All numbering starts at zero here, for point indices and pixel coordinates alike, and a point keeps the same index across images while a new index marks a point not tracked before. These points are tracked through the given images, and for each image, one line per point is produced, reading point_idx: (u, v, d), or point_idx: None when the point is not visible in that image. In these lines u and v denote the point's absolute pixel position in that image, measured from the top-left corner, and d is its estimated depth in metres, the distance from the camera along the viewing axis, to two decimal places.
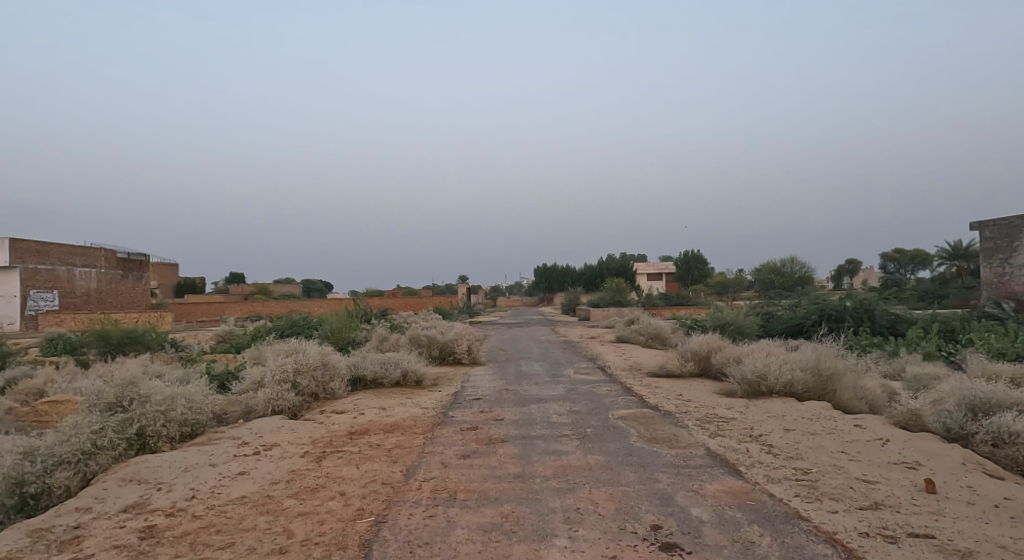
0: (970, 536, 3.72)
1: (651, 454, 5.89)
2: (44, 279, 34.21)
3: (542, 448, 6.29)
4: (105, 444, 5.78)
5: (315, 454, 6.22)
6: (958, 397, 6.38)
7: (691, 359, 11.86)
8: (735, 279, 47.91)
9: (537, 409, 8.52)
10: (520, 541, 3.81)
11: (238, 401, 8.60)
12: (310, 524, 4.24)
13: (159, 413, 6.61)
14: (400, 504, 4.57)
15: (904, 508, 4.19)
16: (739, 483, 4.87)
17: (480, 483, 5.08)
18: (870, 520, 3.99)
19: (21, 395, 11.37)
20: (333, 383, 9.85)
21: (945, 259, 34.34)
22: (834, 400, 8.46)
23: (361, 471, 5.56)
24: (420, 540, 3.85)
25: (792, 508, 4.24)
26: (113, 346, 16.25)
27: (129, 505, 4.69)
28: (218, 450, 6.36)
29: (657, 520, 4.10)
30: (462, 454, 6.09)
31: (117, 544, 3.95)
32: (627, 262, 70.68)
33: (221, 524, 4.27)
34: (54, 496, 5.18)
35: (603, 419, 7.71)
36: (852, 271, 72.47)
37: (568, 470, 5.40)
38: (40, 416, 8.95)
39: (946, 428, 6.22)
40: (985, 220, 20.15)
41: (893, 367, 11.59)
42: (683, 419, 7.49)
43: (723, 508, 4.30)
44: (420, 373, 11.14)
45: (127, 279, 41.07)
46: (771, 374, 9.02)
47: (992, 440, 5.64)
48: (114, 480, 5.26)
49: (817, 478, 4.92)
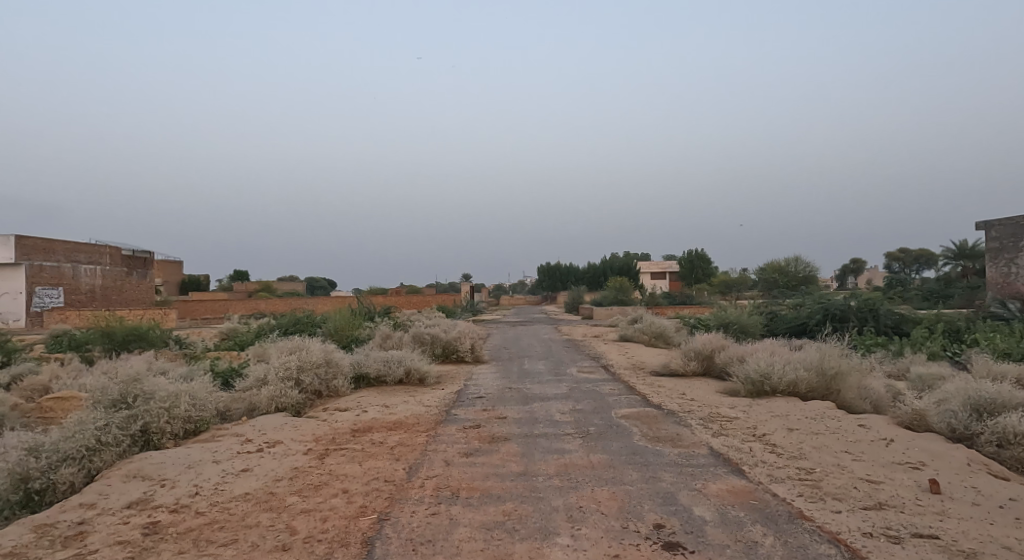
0: (976, 536, 3.71)
1: (653, 453, 5.89)
2: (49, 276, 34.37)
3: (545, 447, 6.28)
4: (110, 441, 5.80)
5: (319, 451, 6.24)
6: (963, 396, 6.35)
7: (694, 359, 11.84)
8: (739, 279, 47.83)
9: (539, 408, 8.49)
10: (522, 540, 3.81)
11: (242, 398, 8.61)
12: (314, 521, 4.24)
13: (164, 409, 6.64)
14: (402, 502, 4.58)
15: (909, 509, 4.18)
16: (741, 483, 4.86)
17: (482, 481, 5.09)
18: (874, 520, 3.98)
19: (26, 391, 11.46)
20: (336, 381, 9.87)
21: (950, 259, 34.17)
22: (838, 401, 8.44)
23: (364, 469, 5.57)
24: (422, 539, 3.86)
25: (795, 508, 4.23)
26: (118, 343, 16.28)
27: (133, 502, 4.72)
28: (222, 447, 6.39)
29: (659, 520, 4.08)
30: (464, 452, 6.09)
31: (121, 540, 3.97)
32: (631, 262, 70.97)
33: (225, 521, 4.29)
34: (60, 492, 5.22)
35: (605, 418, 7.70)
36: (856, 271, 71.97)
37: (571, 469, 5.41)
38: (46, 412, 9.06)
39: (951, 428, 6.19)
40: (992, 220, 20.03)
41: (897, 367, 11.56)
42: (686, 418, 7.46)
43: (727, 507, 4.29)
44: (423, 371, 11.14)
45: (131, 276, 41.25)
46: (774, 373, 8.99)
47: (997, 441, 5.62)
48: (118, 476, 5.28)
49: (821, 478, 4.91)
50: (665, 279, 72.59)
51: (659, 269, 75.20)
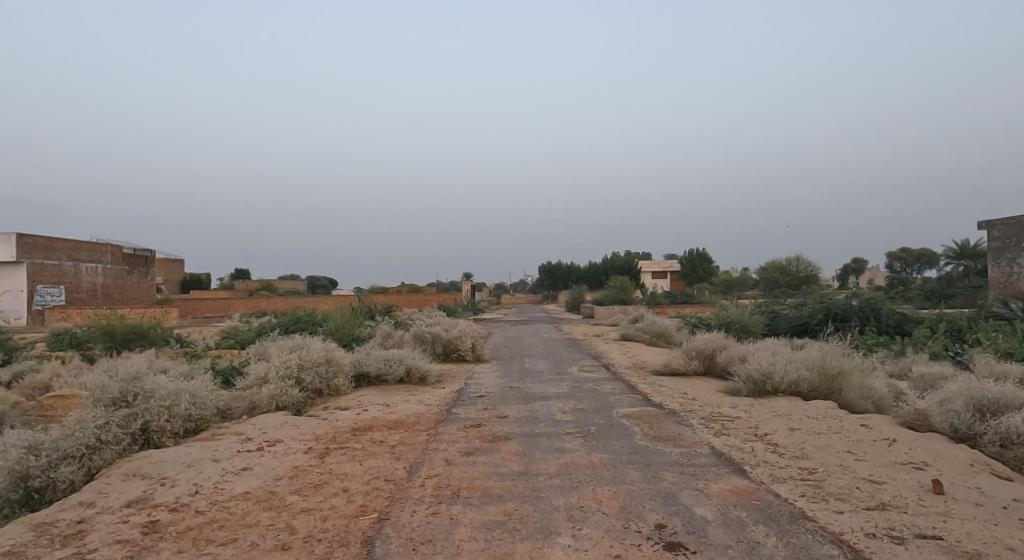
0: (979, 537, 3.68)
1: (654, 453, 5.86)
2: (51, 274, 34.39)
3: (545, 446, 6.26)
4: (109, 440, 5.79)
5: (319, 450, 6.23)
6: (967, 396, 6.31)
7: (696, 358, 11.82)
8: (740, 279, 47.74)
9: (540, 407, 8.45)
10: (524, 540, 3.79)
11: (242, 397, 8.58)
12: (313, 520, 4.22)
13: (163, 408, 6.61)
14: (403, 501, 4.56)
15: (911, 509, 4.15)
16: (743, 483, 4.83)
17: (483, 480, 5.07)
18: (877, 520, 3.95)
19: (27, 390, 11.47)
20: (337, 380, 9.86)
21: (952, 259, 34.07)
22: (839, 400, 8.42)
23: (364, 467, 5.56)
24: (422, 538, 3.84)
25: (797, 508, 4.21)
26: (118, 342, 16.27)
27: (133, 500, 4.70)
28: (222, 446, 6.37)
29: (661, 520, 4.06)
30: (465, 451, 6.08)
31: (120, 540, 3.95)
32: (632, 261, 71.37)
33: (225, 520, 4.27)
34: (59, 490, 5.20)
35: (606, 417, 7.69)
36: (857, 271, 71.79)
37: (572, 468, 5.39)
38: (45, 411, 9.07)
39: (953, 429, 6.16)
40: (994, 219, 20.02)
41: (899, 367, 11.52)
42: (688, 418, 7.44)
43: (728, 507, 4.27)
44: (424, 370, 11.11)
45: (132, 275, 41.24)
46: (776, 373, 8.98)
47: (1000, 441, 5.59)
48: (117, 475, 5.26)
49: (823, 478, 4.88)
50: (665, 279, 72.62)
51: (659, 268, 74.53)
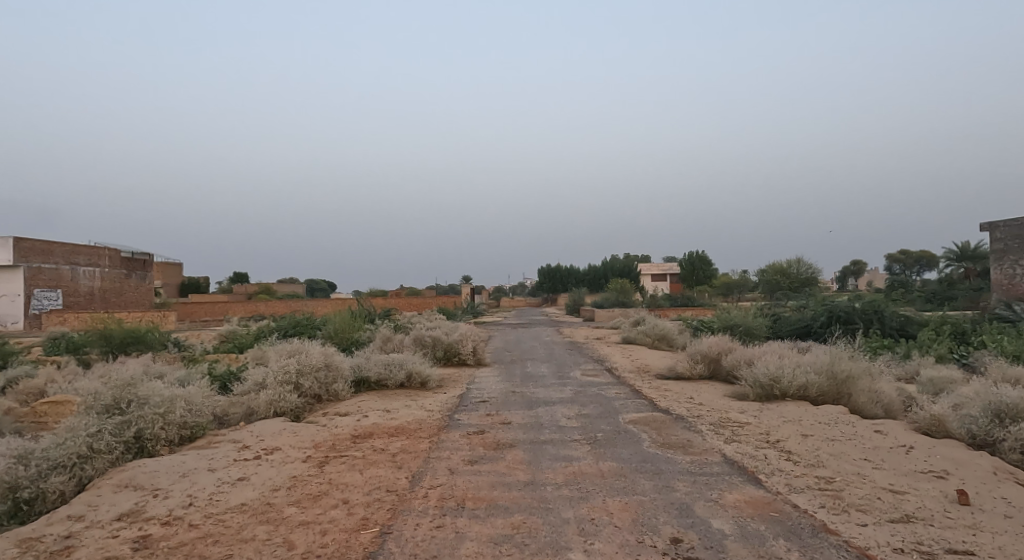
0: (1012, 552, 3.50)
1: (665, 460, 5.68)
2: (47, 278, 34.13)
3: (552, 454, 6.08)
4: (102, 448, 5.60)
5: (318, 459, 6.04)
6: (984, 402, 6.14)
7: (700, 361, 11.64)
8: (740, 280, 47.61)
9: (544, 413, 8.25)
10: (533, 556, 3.60)
11: (239, 403, 8.40)
12: (312, 535, 4.04)
13: (158, 415, 6.41)
14: (406, 514, 4.37)
15: (938, 521, 3.97)
16: (759, 493, 4.65)
17: (488, 491, 4.88)
18: (903, 534, 3.77)
19: (20, 395, 11.26)
20: (335, 385, 9.66)
21: (953, 260, 33.91)
22: (849, 404, 8.24)
23: (365, 477, 5.36)
24: (426, 554, 3.65)
25: (819, 520, 4.03)
26: (115, 346, 16.09)
27: (124, 514, 4.51)
28: (218, 454, 6.18)
29: (676, 534, 3.88)
30: (469, 459, 5.90)
31: (108, 556, 3.76)
32: (632, 263, 71.31)
33: (219, 535, 4.08)
34: (49, 502, 5.01)
35: (613, 423, 7.50)
36: (858, 272, 72.24)
37: (580, 478, 5.20)
38: (39, 417, 8.89)
39: (971, 435, 6.00)
40: (997, 221, 19.87)
41: (906, 371, 11.37)
42: (697, 423, 7.27)
43: (746, 520, 4.08)
44: (425, 375, 10.92)
45: (131, 278, 41.08)
46: (784, 377, 8.78)
47: (1021, 448, 5.43)
48: (109, 487, 5.07)
49: (842, 488, 4.70)
50: (665, 280, 72.50)
51: (660, 271, 74.62)
